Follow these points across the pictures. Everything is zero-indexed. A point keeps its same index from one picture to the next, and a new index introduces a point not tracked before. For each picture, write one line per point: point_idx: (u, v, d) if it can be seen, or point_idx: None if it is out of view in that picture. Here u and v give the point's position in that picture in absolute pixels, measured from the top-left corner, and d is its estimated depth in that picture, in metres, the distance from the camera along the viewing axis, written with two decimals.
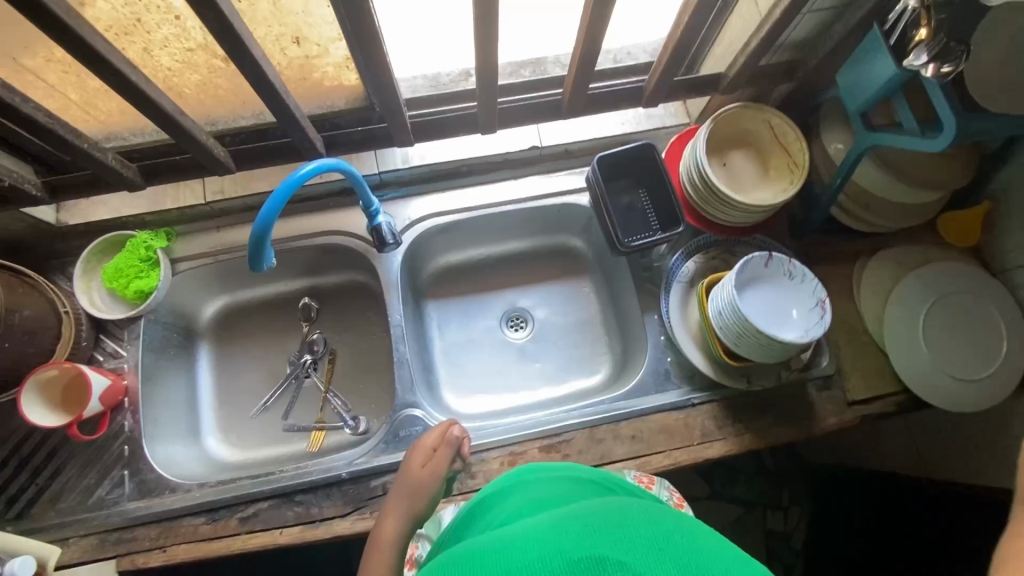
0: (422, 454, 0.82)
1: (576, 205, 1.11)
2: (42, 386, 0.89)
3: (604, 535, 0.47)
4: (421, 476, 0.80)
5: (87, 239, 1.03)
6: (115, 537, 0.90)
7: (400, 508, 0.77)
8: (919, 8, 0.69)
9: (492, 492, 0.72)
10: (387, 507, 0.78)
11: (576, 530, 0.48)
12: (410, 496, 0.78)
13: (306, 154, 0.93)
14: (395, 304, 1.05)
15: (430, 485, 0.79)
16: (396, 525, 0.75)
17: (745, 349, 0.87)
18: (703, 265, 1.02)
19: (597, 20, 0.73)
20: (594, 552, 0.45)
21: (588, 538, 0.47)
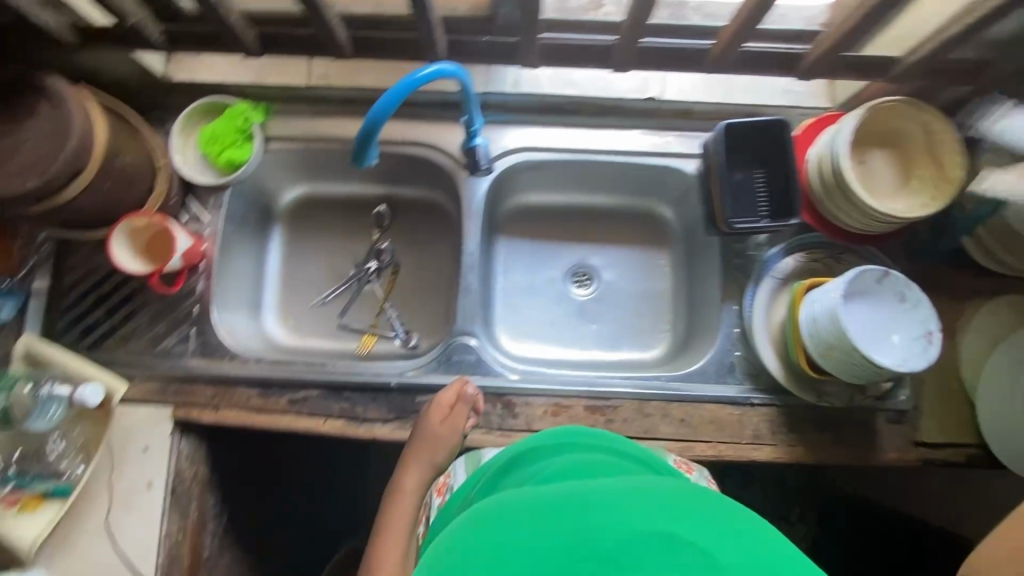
0: (442, 409, 0.87)
1: (680, 170, 1.03)
2: (130, 233, 0.92)
3: (682, 515, 0.46)
4: (442, 433, 0.86)
5: (188, 97, 1.02)
6: (174, 387, 0.95)
7: (422, 461, 0.86)
8: None
9: (540, 447, 0.74)
10: (406, 461, 0.87)
11: (654, 503, 0.47)
12: (428, 451, 0.86)
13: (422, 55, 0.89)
14: (472, 231, 1.02)
15: (448, 440, 0.87)
16: (417, 476, 0.86)
17: (832, 364, 0.83)
18: (802, 265, 0.95)
19: None
20: (667, 528, 0.45)
21: (663, 512, 0.46)
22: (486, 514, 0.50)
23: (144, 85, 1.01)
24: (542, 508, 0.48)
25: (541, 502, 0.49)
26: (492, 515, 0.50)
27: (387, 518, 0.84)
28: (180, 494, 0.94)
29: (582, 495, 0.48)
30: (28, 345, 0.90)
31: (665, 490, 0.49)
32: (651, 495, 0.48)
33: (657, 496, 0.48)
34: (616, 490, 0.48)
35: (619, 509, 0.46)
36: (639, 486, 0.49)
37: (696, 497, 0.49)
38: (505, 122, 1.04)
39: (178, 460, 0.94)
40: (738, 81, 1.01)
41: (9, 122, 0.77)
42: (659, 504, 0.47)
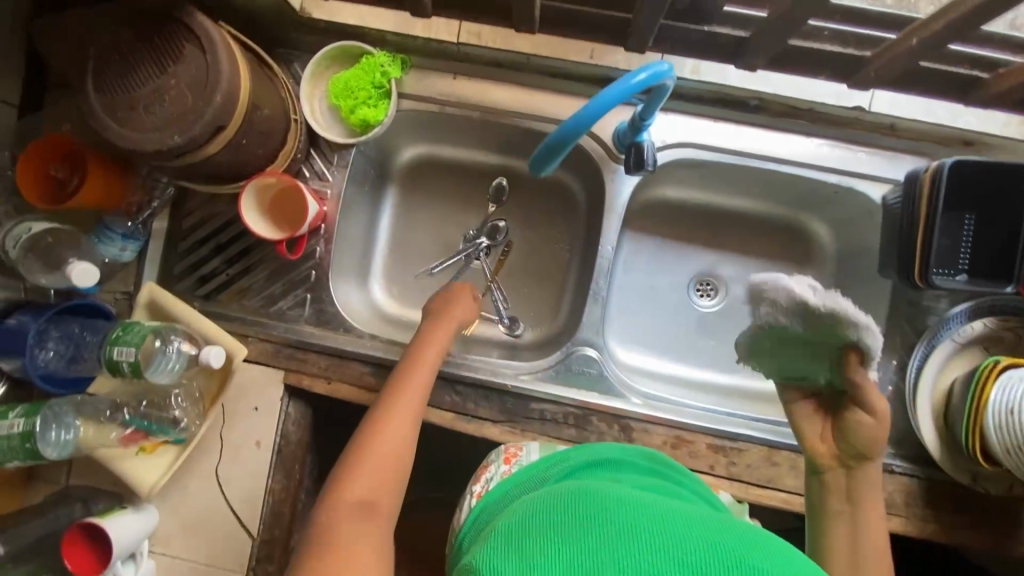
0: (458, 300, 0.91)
1: (864, 195, 0.89)
2: (258, 191, 0.86)
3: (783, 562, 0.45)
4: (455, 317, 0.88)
5: (322, 37, 0.92)
6: (287, 352, 0.93)
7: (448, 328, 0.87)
8: None
9: (626, 464, 0.70)
10: (416, 351, 0.82)
11: (750, 543, 0.47)
12: (442, 339, 0.85)
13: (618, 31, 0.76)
14: (612, 230, 0.92)
15: (454, 334, 0.89)
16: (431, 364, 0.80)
17: (1013, 462, 0.74)
18: (990, 331, 0.84)
19: None
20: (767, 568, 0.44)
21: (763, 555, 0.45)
22: (592, 497, 0.52)
23: (275, 17, 0.90)
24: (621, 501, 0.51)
25: (649, 511, 0.50)
26: (598, 502, 0.51)
27: (384, 416, 0.73)
28: (284, 456, 0.95)
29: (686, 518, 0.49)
30: (150, 292, 0.88)
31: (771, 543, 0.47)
32: (752, 540, 0.47)
33: (755, 541, 0.47)
34: (719, 527, 0.49)
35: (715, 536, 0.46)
36: (743, 532, 0.49)
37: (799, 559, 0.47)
38: (671, 110, 0.90)
39: (285, 423, 0.94)
40: (965, 98, 0.83)
41: (155, 64, 0.69)
42: (756, 543, 0.47)
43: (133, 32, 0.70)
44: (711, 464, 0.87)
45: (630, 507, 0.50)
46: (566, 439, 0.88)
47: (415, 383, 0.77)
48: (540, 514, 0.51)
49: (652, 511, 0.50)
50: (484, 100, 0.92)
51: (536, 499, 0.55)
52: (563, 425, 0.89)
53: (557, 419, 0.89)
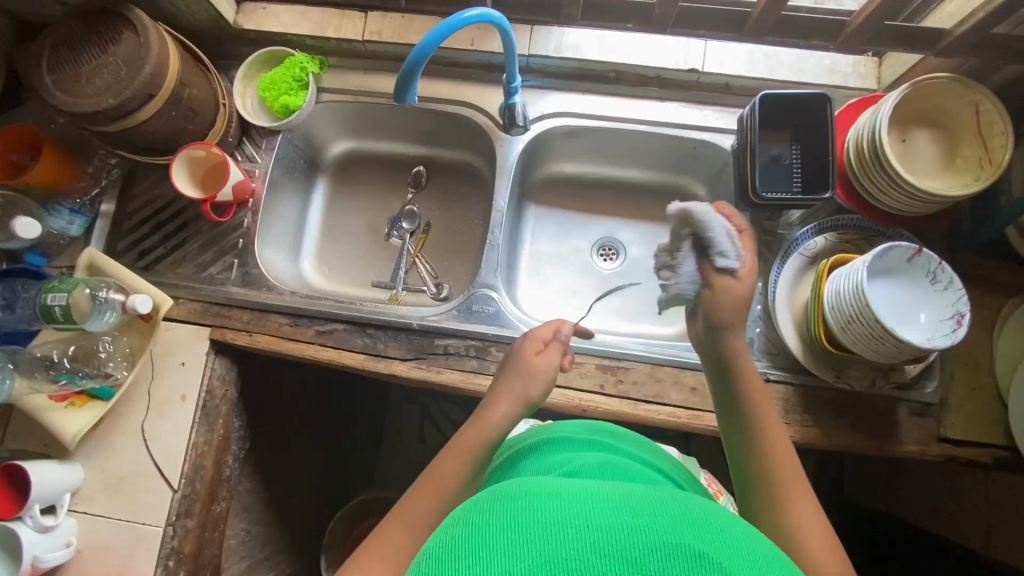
0: (536, 344, 0.81)
1: (715, 144, 1.03)
2: (189, 162, 1.00)
3: (709, 535, 0.46)
4: (536, 365, 0.78)
5: (254, 47, 1.10)
6: (214, 310, 1.02)
7: (513, 394, 0.76)
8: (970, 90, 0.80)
9: (569, 441, 0.75)
10: (495, 399, 0.76)
11: (684, 522, 0.47)
12: (520, 388, 0.76)
13: None
14: (502, 189, 1.06)
15: (523, 395, 0.76)
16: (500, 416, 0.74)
17: (851, 340, 0.81)
18: (833, 245, 0.93)
19: None
20: (694, 544, 0.44)
21: (686, 528, 0.46)
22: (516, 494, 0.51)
23: (214, 30, 1.08)
24: (539, 501, 0.49)
25: (573, 495, 0.50)
26: (524, 498, 0.50)
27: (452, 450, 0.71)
28: (209, 410, 1.00)
29: (612, 499, 0.49)
30: (91, 256, 0.99)
31: (696, 509, 0.50)
32: (678, 512, 0.48)
33: (688, 514, 0.48)
34: (645, 500, 0.50)
35: (641, 517, 0.46)
36: (668, 503, 0.50)
37: (730, 526, 0.49)
38: (544, 87, 1.06)
39: (210, 378, 1.01)
40: (783, 55, 0.99)
41: (98, 49, 0.85)
42: (687, 520, 0.47)
43: (84, 26, 0.87)
44: (600, 384, 0.94)
45: (550, 496, 0.50)
46: (466, 369, 0.95)
47: (476, 426, 0.73)
48: (474, 521, 0.48)
49: (582, 497, 0.49)
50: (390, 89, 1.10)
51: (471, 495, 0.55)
52: (465, 357, 0.96)
53: (459, 352, 0.97)
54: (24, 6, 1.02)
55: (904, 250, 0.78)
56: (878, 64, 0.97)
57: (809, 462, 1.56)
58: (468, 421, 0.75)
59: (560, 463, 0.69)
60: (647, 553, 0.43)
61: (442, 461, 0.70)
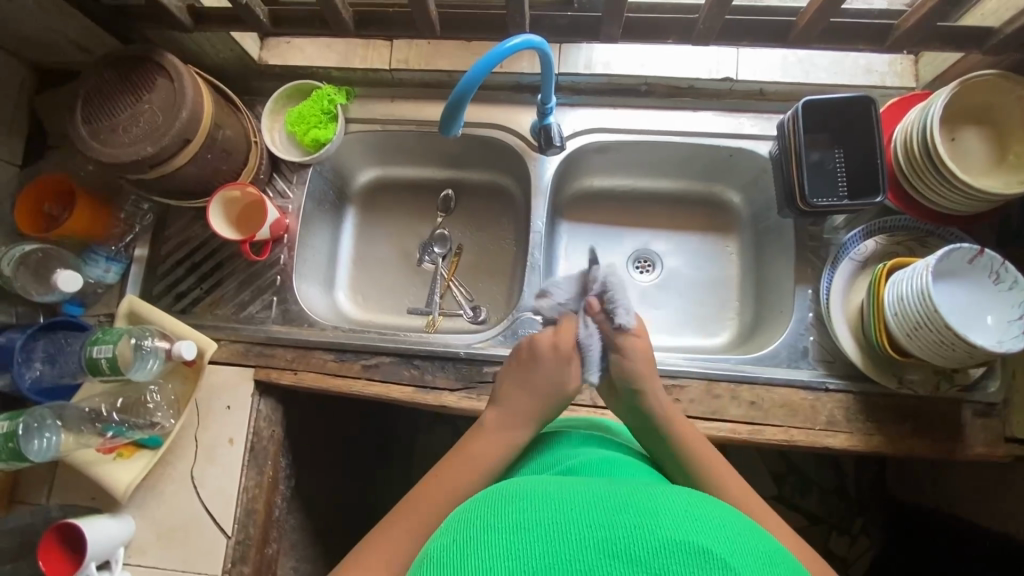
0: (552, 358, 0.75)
1: (753, 152, 1.02)
2: (225, 203, 0.99)
3: (713, 532, 0.43)
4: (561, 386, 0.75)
5: (279, 82, 1.10)
6: (257, 350, 1.01)
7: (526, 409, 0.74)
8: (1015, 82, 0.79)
9: (571, 440, 0.73)
10: (504, 415, 0.74)
11: (689, 519, 0.45)
12: (534, 402, 0.74)
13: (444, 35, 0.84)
14: (540, 208, 1.05)
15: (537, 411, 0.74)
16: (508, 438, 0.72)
17: (918, 346, 0.79)
18: (883, 247, 0.92)
19: None
20: (698, 541, 0.42)
21: (690, 525, 0.44)
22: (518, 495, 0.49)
23: (238, 67, 1.08)
24: (542, 503, 0.47)
25: (577, 496, 0.48)
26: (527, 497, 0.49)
27: (457, 465, 0.70)
28: (257, 452, 0.99)
29: (619, 498, 0.47)
30: (130, 304, 0.98)
31: (701, 504, 0.47)
32: (684, 509, 0.46)
33: (691, 509, 0.46)
34: (649, 496, 0.48)
35: (644, 514, 0.45)
36: (672, 499, 0.48)
37: (734, 522, 0.46)
38: (575, 105, 1.05)
39: (257, 420, 0.99)
40: (817, 59, 0.98)
41: (132, 97, 0.84)
42: (693, 517, 0.45)
43: (117, 75, 0.86)
44: None
45: (550, 496, 0.48)
46: None
47: (485, 441, 0.72)
48: (479, 520, 0.47)
49: (585, 497, 0.48)
50: (420, 116, 1.10)
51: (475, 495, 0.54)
52: None
53: None
54: (48, 55, 1.01)
55: (965, 252, 0.77)
56: (915, 62, 0.96)
57: (852, 460, 1.54)
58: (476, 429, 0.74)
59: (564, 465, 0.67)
60: (648, 550, 0.42)
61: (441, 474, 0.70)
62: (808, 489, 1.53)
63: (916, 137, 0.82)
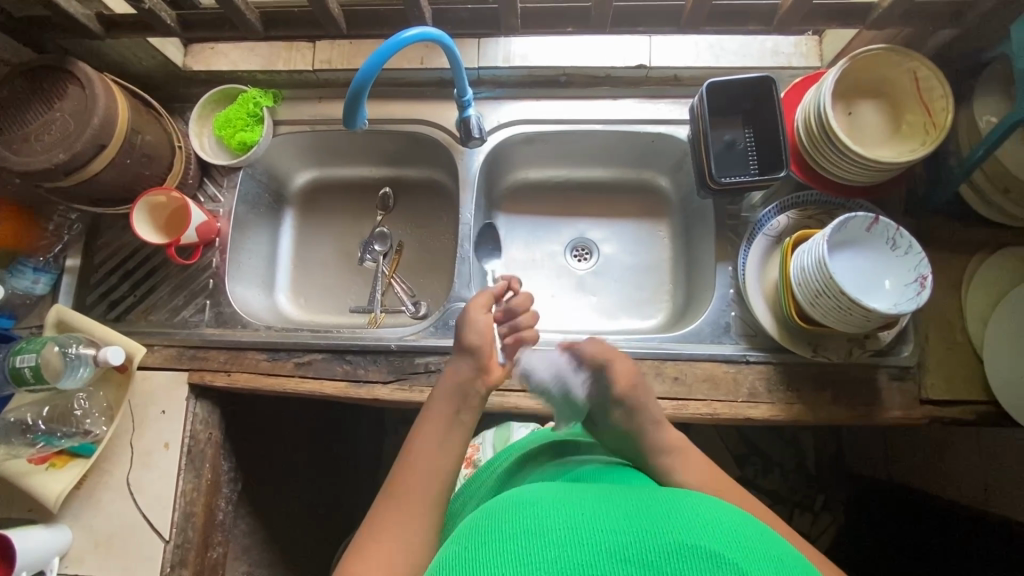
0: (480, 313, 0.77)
1: (672, 136, 1.05)
2: (151, 208, 0.99)
3: (722, 537, 0.47)
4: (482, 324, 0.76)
5: (205, 87, 1.10)
6: (191, 353, 1.01)
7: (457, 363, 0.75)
8: (901, 54, 0.82)
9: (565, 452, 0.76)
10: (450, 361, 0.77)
11: (701, 526, 0.49)
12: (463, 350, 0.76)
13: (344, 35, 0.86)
14: (468, 201, 1.06)
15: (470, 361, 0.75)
16: (457, 369, 0.75)
17: (821, 314, 0.81)
18: (796, 222, 0.94)
19: None
20: (708, 545, 0.46)
21: (699, 531, 0.48)
22: (535, 503, 0.53)
23: (163, 74, 1.09)
24: (559, 510, 0.51)
25: (592, 505, 0.52)
26: (540, 507, 0.52)
27: (431, 406, 0.75)
28: (194, 456, 0.99)
29: (631, 509, 0.51)
30: (58, 313, 0.98)
31: (715, 514, 0.51)
32: (697, 517, 0.50)
33: (704, 516, 0.50)
34: (664, 506, 0.52)
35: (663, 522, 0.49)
36: (685, 509, 0.52)
37: (746, 527, 0.50)
38: (498, 97, 1.07)
39: (193, 423, 1.00)
40: (727, 43, 1.01)
41: (44, 106, 0.85)
42: (700, 524, 0.49)
43: (29, 85, 0.87)
44: None
45: (565, 507, 0.52)
46: None
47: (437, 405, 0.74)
48: (498, 525, 0.51)
49: (597, 510, 0.51)
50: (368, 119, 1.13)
51: (491, 503, 0.57)
52: None
53: (440, 369, 0.96)
54: None
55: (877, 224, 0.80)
56: (819, 42, 0.99)
57: (809, 437, 1.57)
58: (430, 401, 0.76)
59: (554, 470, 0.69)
60: (665, 557, 0.45)
61: (419, 430, 0.73)
62: (768, 468, 1.56)
63: (812, 115, 0.85)
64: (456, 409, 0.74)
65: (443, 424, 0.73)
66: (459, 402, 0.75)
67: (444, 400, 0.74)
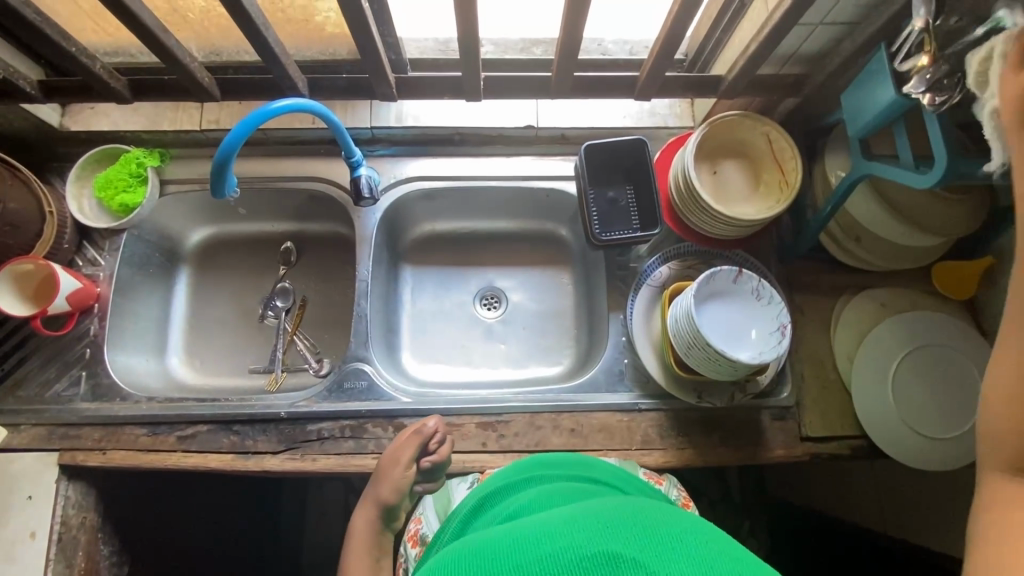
0: (399, 455, 0.85)
1: (564, 191, 1.09)
2: (16, 277, 0.94)
3: (626, 535, 0.48)
4: (404, 469, 0.83)
5: (86, 148, 1.06)
6: (62, 432, 0.95)
7: (371, 502, 0.82)
8: (753, 119, 0.89)
9: (503, 486, 0.72)
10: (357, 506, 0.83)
11: (601, 529, 0.48)
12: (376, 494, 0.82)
13: (210, 97, 0.87)
14: (365, 258, 1.05)
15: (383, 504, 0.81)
16: (367, 516, 0.81)
17: (697, 363, 0.85)
18: (676, 272, 1.00)
19: (577, 18, 0.71)
20: (613, 547, 0.46)
21: (607, 534, 0.48)
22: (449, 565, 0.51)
23: (38, 136, 1.04)
24: (461, 568, 0.49)
25: (497, 544, 0.50)
26: (457, 562, 0.50)
27: (350, 556, 0.78)
28: (65, 544, 0.91)
29: (535, 533, 0.50)
30: None
31: (621, 516, 0.51)
32: (602, 522, 0.50)
33: (604, 518, 0.50)
34: (569, 518, 0.51)
35: (563, 537, 0.48)
36: (588, 515, 0.51)
37: (653, 520, 0.50)
38: (395, 155, 1.09)
39: (63, 508, 0.92)
40: (609, 105, 1.07)
41: None
42: (606, 528, 0.49)
43: None
44: (481, 441, 0.94)
45: (481, 552, 0.50)
46: (343, 452, 0.92)
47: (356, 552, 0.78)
48: None
49: (511, 541, 0.50)
50: (261, 179, 1.11)
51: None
52: (340, 439, 0.93)
53: (334, 435, 0.93)
54: None
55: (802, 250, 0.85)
56: (692, 104, 1.07)
57: None
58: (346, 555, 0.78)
59: (499, 508, 0.66)
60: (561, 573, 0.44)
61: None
62: None
63: (678, 176, 0.91)
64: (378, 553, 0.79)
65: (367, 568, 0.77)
66: (378, 543, 0.80)
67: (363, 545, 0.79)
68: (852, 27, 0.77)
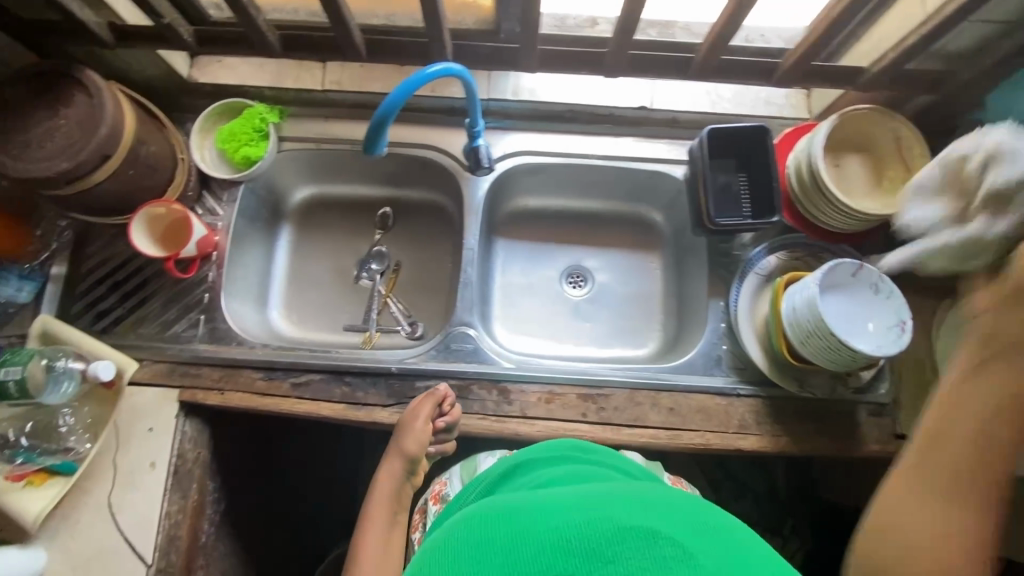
0: (418, 416, 0.89)
1: (670, 174, 1.10)
2: (149, 220, 0.98)
3: (659, 515, 0.48)
4: (423, 428, 0.87)
5: (210, 100, 1.10)
6: (182, 369, 0.99)
7: (394, 460, 0.86)
8: (886, 113, 0.89)
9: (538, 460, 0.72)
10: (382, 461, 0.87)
11: (644, 511, 0.49)
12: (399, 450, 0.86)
13: (352, 56, 0.89)
14: (472, 226, 1.08)
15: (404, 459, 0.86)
16: (393, 469, 0.85)
17: (812, 351, 0.87)
18: (785, 262, 1.00)
19: None
20: (647, 524, 0.47)
21: (640, 512, 0.49)
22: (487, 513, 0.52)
23: (167, 85, 1.08)
24: (503, 520, 0.50)
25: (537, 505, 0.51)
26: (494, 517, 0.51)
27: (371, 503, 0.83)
28: (181, 476, 0.96)
29: (580, 503, 0.50)
30: (44, 323, 0.95)
31: (659, 503, 0.51)
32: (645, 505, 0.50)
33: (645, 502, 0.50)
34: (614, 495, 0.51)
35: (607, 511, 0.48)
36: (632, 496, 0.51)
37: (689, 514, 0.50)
38: (506, 129, 1.11)
39: (182, 442, 0.97)
40: (723, 93, 1.09)
41: (48, 111, 0.84)
42: (640, 509, 0.49)
43: (34, 88, 0.86)
44: (582, 412, 0.96)
45: (517, 510, 0.51)
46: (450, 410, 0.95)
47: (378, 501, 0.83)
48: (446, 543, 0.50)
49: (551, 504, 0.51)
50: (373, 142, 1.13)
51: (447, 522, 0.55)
52: None
53: None
54: None
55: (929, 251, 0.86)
56: (807, 96, 1.08)
57: None
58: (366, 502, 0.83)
59: (527, 479, 0.68)
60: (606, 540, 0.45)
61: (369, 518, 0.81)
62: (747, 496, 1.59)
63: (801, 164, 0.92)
64: (398, 506, 0.83)
65: (388, 517, 0.81)
66: (399, 496, 0.84)
67: (385, 498, 0.83)
68: (1011, 26, 0.77)
